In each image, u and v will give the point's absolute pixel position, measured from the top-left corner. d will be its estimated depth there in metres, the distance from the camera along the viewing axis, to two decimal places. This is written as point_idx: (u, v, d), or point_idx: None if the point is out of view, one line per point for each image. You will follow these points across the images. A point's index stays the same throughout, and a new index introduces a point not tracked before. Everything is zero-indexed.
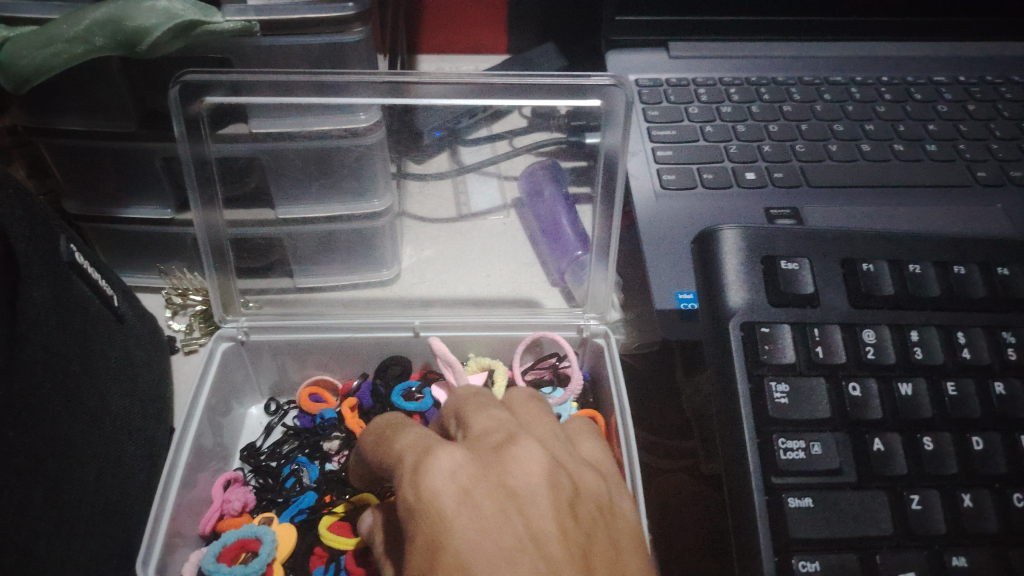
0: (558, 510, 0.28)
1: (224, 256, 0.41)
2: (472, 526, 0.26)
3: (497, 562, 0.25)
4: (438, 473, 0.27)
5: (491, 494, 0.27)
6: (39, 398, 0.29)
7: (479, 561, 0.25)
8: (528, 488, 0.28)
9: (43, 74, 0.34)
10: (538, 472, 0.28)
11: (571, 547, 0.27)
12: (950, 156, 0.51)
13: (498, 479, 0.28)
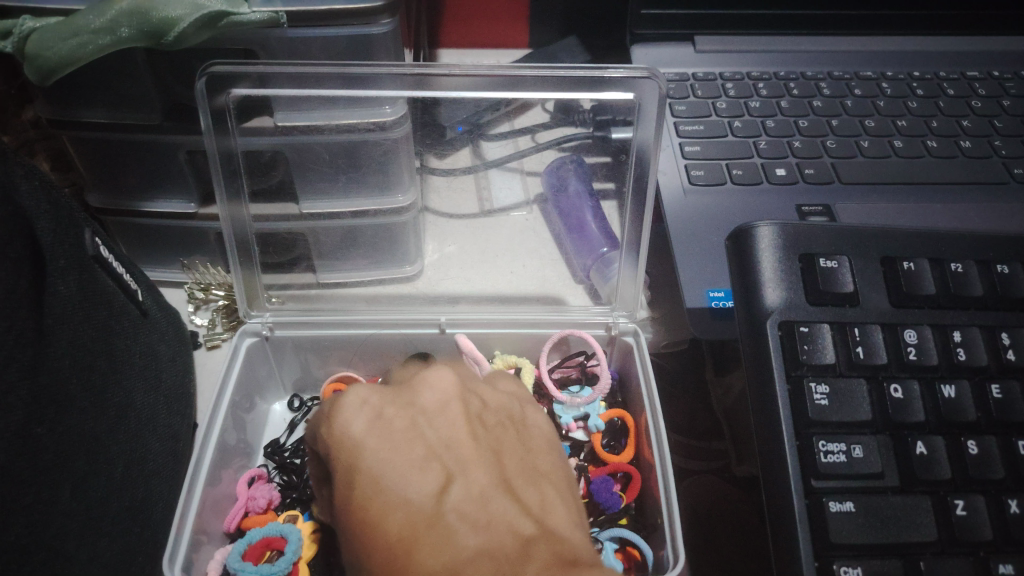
0: (463, 423, 0.31)
1: (248, 248, 0.41)
2: (381, 445, 0.29)
3: (408, 469, 0.29)
4: (344, 409, 0.31)
5: (396, 418, 0.31)
6: (65, 394, 0.29)
7: (390, 469, 0.29)
8: (432, 410, 0.32)
9: (68, 66, 0.34)
10: (443, 397, 0.32)
11: (478, 450, 0.30)
12: (985, 152, 0.50)
13: (402, 403, 0.32)
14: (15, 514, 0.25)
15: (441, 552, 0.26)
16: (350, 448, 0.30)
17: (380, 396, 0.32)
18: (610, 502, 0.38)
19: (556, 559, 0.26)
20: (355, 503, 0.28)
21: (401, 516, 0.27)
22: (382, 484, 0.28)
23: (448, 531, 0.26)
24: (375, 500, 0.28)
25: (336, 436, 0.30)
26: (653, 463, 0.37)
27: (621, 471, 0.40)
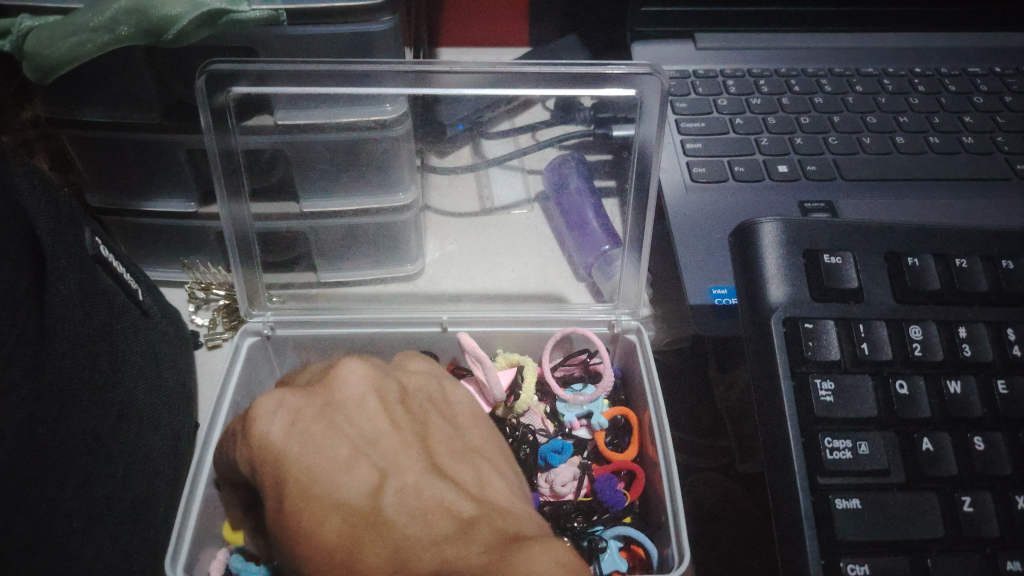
0: (385, 414, 0.32)
1: (249, 245, 0.40)
2: (303, 451, 0.29)
3: (335, 467, 0.29)
4: (260, 419, 0.31)
5: (315, 417, 0.31)
6: (66, 395, 0.29)
7: (318, 472, 0.28)
8: (351, 403, 0.32)
9: (67, 65, 0.34)
10: (361, 389, 0.33)
11: (404, 438, 0.31)
12: (987, 148, 0.50)
13: (320, 403, 0.32)
14: (18, 514, 0.25)
15: (385, 545, 0.26)
16: (272, 458, 0.29)
17: (287, 415, 0.31)
18: (615, 500, 0.38)
19: (499, 534, 0.27)
20: (281, 510, 0.28)
21: (336, 514, 0.27)
22: (311, 486, 0.28)
23: (387, 524, 0.27)
24: (306, 505, 0.27)
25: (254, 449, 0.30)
26: (657, 461, 0.37)
27: (625, 470, 0.40)
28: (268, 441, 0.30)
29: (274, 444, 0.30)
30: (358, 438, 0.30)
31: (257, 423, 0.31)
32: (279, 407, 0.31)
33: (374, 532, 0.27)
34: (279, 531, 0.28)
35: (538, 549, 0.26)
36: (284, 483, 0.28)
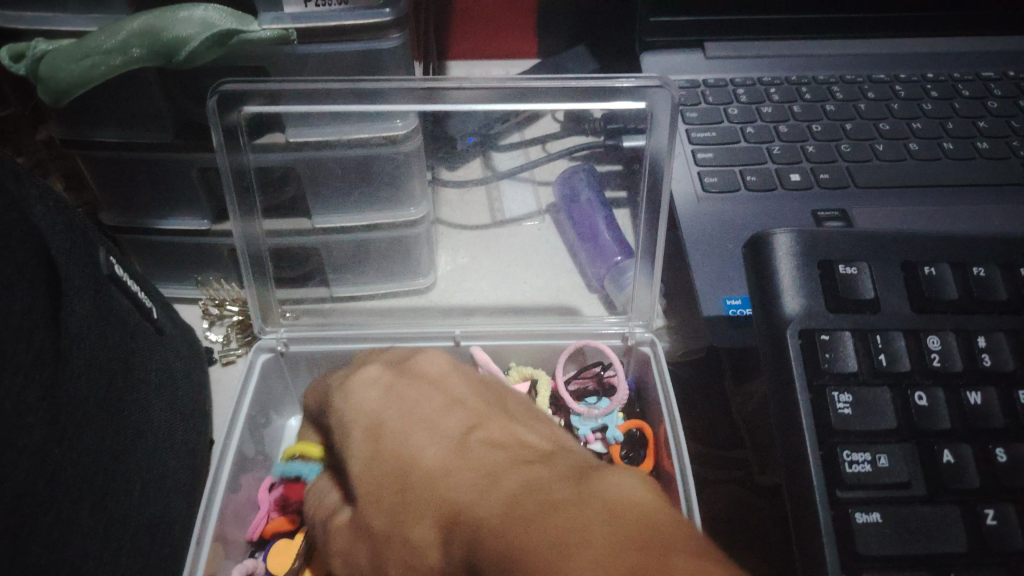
0: (464, 388, 0.37)
1: (262, 266, 0.41)
2: (390, 416, 0.34)
3: (425, 421, 0.34)
4: (360, 393, 0.36)
5: (399, 388, 0.36)
6: (83, 414, 0.29)
7: (410, 426, 0.33)
8: (437, 379, 0.37)
9: (80, 87, 0.34)
10: (440, 366, 0.38)
11: (481, 405, 0.36)
12: (1002, 153, 0.49)
13: (411, 377, 0.37)
14: (38, 533, 0.25)
15: (471, 476, 0.30)
16: (367, 418, 0.35)
17: (372, 389, 0.36)
18: None
19: (574, 465, 0.31)
20: (376, 463, 0.32)
21: (431, 460, 0.32)
22: (406, 434, 0.33)
23: (473, 459, 0.31)
24: (399, 455, 0.32)
25: (343, 420, 0.35)
26: (673, 474, 0.36)
27: None
28: (361, 408, 0.35)
29: (361, 416, 0.35)
30: (436, 403, 0.35)
31: (347, 395, 0.36)
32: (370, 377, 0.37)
33: (462, 468, 0.31)
34: (368, 480, 0.32)
35: (609, 469, 0.30)
36: (375, 440, 0.33)
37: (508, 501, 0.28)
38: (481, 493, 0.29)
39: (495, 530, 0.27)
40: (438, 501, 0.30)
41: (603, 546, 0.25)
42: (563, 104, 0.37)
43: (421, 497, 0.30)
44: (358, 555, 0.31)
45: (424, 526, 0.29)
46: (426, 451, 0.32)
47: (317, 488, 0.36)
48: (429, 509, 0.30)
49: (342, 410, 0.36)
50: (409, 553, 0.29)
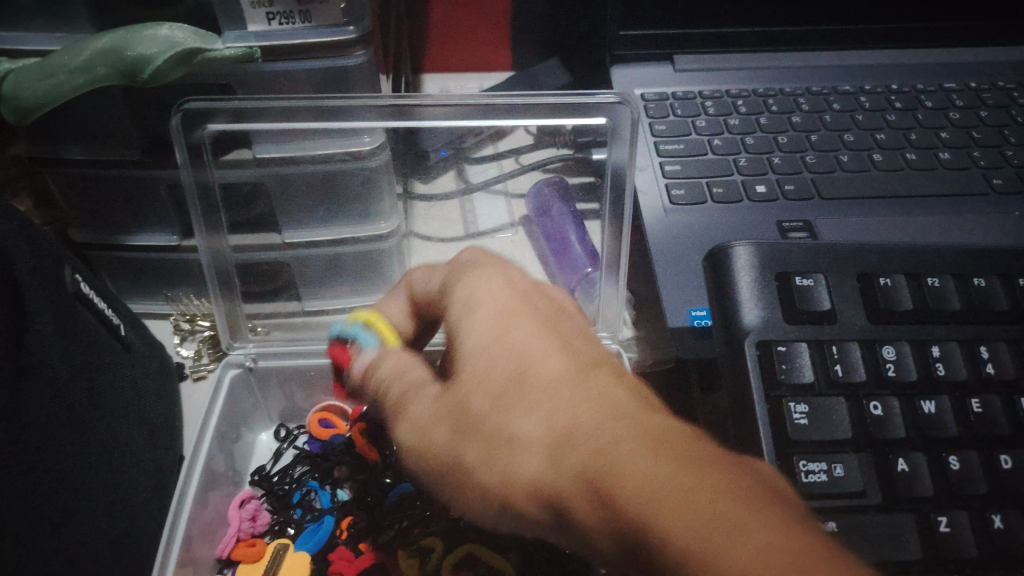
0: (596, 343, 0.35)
1: (229, 282, 0.41)
2: (509, 317, 0.34)
3: (566, 360, 0.32)
4: (506, 318, 0.34)
5: (522, 296, 0.35)
6: (45, 433, 0.29)
7: (546, 359, 0.32)
8: (574, 325, 0.35)
9: (44, 106, 0.34)
10: (580, 328, 0.35)
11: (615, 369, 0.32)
12: (963, 164, 0.50)
13: (549, 316, 0.35)
14: None
15: (593, 389, 0.30)
16: (505, 344, 0.33)
17: (490, 288, 0.35)
18: None
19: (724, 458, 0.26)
20: (485, 356, 0.33)
21: (554, 375, 0.31)
22: (541, 364, 0.32)
23: (628, 402, 0.29)
24: (518, 357, 0.32)
25: (460, 320, 0.35)
26: None
27: None
28: (476, 304, 0.35)
29: (472, 325, 0.34)
30: (544, 317, 0.34)
31: (473, 291, 0.35)
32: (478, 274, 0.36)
33: (578, 384, 0.30)
34: (478, 378, 0.32)
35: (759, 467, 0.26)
36: (494, 335, 0.33)
37: (644, 442, 0.26)
38: (597, 401, 0.29)
39: (624, 475, 0.25)
40: (551, 402, 0.30)
41: (760, 526, 0.22)
42: (546, 120, 0.39)
43: (530, 394, 0.30)
44: (445, 440, 0.32)
45: (524, 421, 0.30)
46: (540, 356, 0.32)
47: (398, 380, 0.35)
48: (539, 406, 0.30)
49: (463, 314, 0.34)
50: (503, 443, 0.30)
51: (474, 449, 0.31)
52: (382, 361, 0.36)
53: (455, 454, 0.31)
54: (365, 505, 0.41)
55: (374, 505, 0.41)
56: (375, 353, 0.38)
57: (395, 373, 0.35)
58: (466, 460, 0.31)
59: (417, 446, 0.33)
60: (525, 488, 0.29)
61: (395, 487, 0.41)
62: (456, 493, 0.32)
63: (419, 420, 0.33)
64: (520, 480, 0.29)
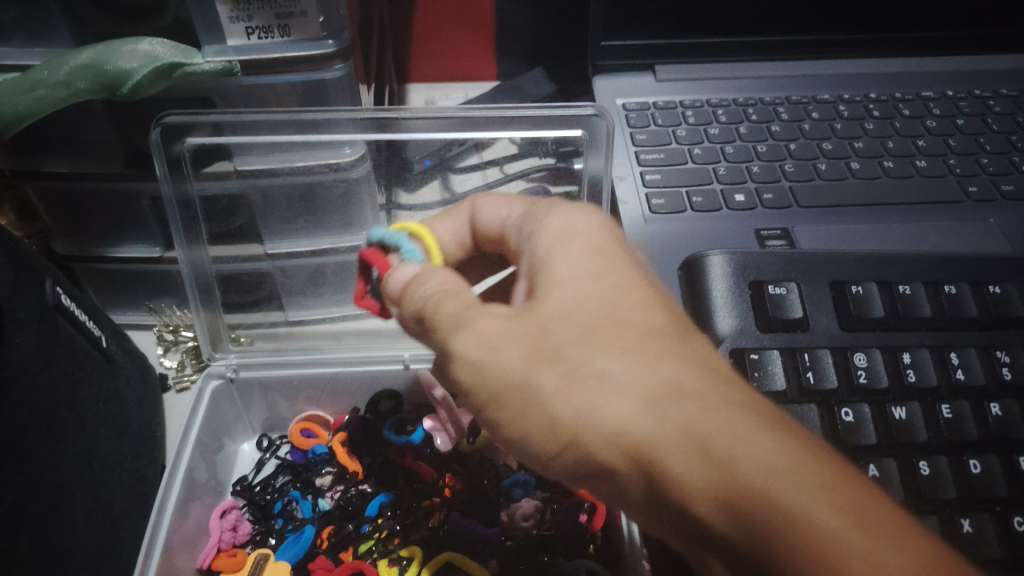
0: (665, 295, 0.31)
1: (210, 291, 0.42)
2: (607, 258, 0.30)
3: (665, 313, 0.28)
4: (602, 258, 0.29)
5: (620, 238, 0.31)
6: (23, 447, 0.29)
7: (649, 309, 0.28)
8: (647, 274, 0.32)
9: (26, 120, 0.34)
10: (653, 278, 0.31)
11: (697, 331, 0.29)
12: (940, 171, 0.51)
13: (631, 258, 0.31)
14: None
15: (696, 347, 0.27)
16: (604, 283, 0.28)
17: (589, 232, 0.31)
18: (574, 530, 0.39)
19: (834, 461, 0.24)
20: (583, 293, 0.28)
21: (660, 328, 0.27)
22: (648, 313, 0.27)
23: (735, 377, 0.26)
24: (618, 300, 0.28)
25: (554, 261, 0.30)
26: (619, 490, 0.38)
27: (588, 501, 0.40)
28: (569, 245, 0.30)
29: (566, 264, 0.29)
30: (635, 260, 0.30)
31: (557, 232, 0.31)
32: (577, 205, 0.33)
33: (685, 343, 0.27)
34: (566, 310, 0.27)
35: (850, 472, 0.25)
36: (590, 273, 0.29)
37: (748, 414, 0.24)
38: (698, 357, 0.26)
39: (743, 456, 0.22)
40: (655, 349, 0.26)
41: (894, 548, 0.21)
42: (525, 133, 0.40)
43: (630, 335, 0.26)
44: (517, 358, 0.26)
45: (618, 358, 0.25)
46: (644, 302, 0.28)
47: (449, 291, 0.29)
48: (642, 349, 0.26)
49: (552, 250, 0.30)
50: (592, 378, 0.25)
51: (555, 374, 0.26)
52: (424, 285, 0.29)
53: (523, 373, 0.26)
54: (347, 513, 0.41)
55: (355, 513, 0.41)
56: (423, 269, 0.31)
57: (449, 285, 0.29)
58: (533, 378, 0.26)
59: (471, 357, 0.27)
60: (609, 433, 0.24)
61: (375, 496, 0.42)
62: (499, 409, 0.27)
63: (481, 332, 0.27)
64: (596, 422, 0.25)
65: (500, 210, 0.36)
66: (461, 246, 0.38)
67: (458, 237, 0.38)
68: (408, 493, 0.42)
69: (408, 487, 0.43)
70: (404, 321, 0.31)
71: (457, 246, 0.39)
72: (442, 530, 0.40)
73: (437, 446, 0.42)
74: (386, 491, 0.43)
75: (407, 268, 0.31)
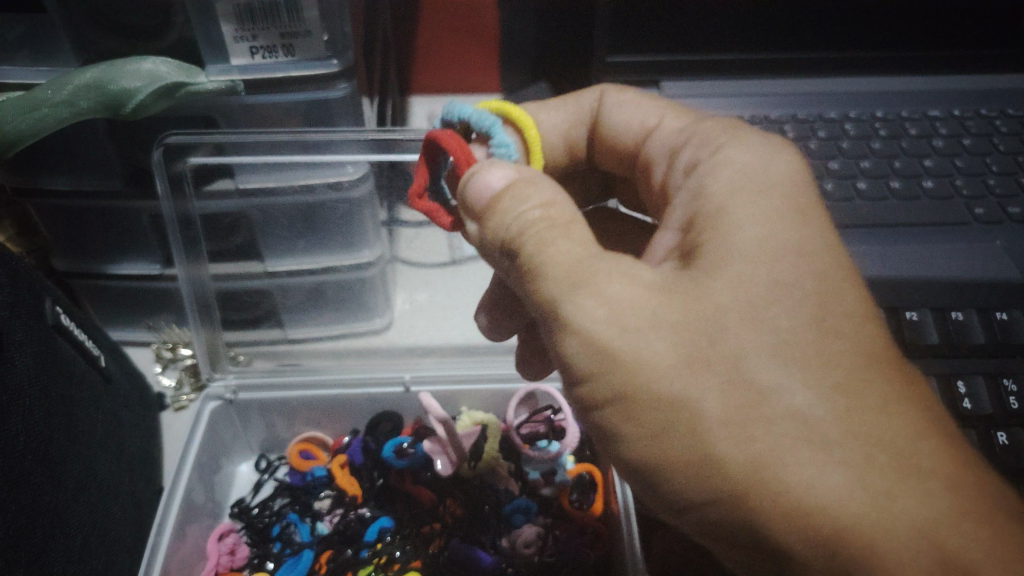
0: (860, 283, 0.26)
1: (209, 309, 0.43)
2: (795, 234, 0.25)
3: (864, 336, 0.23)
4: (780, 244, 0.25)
5: (812, 197, 0.26)
6: (20, 473, 0.29)
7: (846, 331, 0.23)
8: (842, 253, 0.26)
9: (26, 139, 0.33)
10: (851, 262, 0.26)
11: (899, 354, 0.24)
12: (947, 193, 0.51)
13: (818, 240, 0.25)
14: None
15: (901, 374, 0.23)
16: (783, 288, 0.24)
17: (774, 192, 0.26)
18: (573, 553, 0.39)
19: None
20: (769, 278, 0.24)
21: (858, 362, 0.23)
22: (845, 339, 0.23)
23: (941, 433, 0.22)
24: (805, 314, 0.23)
25: (729, 226, 0.25)
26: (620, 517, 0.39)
27: (590, 528, 0.41)
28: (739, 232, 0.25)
29: (747, 237, 0.25)
30: (827, 248, 0.25)
31: (737, 187, 0.26)
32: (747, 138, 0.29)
33: (888, 383, 0.22)
34: (744, 305, 0.23)
35: None
36: (767, 269, 0.24)
37: (960, 495, 0.21)
38: (905, 392, 0.23)
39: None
40: (857, 393, 0.22)
41: None
42: None
43: (829, 355, 0.22)
44: (675, 358, 0.22)
45: (817, 388, 0.22)
46: (844, 297, 0.24)
47: (557, 224, 0.25)
48: (845, 375, 0.22)
49: (725, 212, 0.26)
50: (774, 410, 0.21)
51: (726, 394, 0.22)
52: (533, 209, 0.25)
53: (681, 377, 0.22)
54: (347, 537, 0.41)
55: (355, 537, 0.41)
56: (521, 183, 0.26)
57: (577, 238, 0.24)
58: (691, 391, 0.22)
59: (600, 339, 0.23)
60: (792, 499, 0.21)
61: (374, 520, 0.42)
62: (626, 411, 0.23)
63: (623, 311, 0.23)
64: (776, 481, 0.21)
65: (637, 114, 0.36)
66: (566, 145, 0.39)
67: (566, 132, 0.38)
68: (408, 518, 0.42)
69: (407, 511, 0.42)
70: (494, 246, 0.26)
71: (563, 144, 0.39)
72: (443, 555, 0.40)
73: (439, 470, 0.43)
74: (385, 513, 0.42)
75: (499, 169, 0.26)
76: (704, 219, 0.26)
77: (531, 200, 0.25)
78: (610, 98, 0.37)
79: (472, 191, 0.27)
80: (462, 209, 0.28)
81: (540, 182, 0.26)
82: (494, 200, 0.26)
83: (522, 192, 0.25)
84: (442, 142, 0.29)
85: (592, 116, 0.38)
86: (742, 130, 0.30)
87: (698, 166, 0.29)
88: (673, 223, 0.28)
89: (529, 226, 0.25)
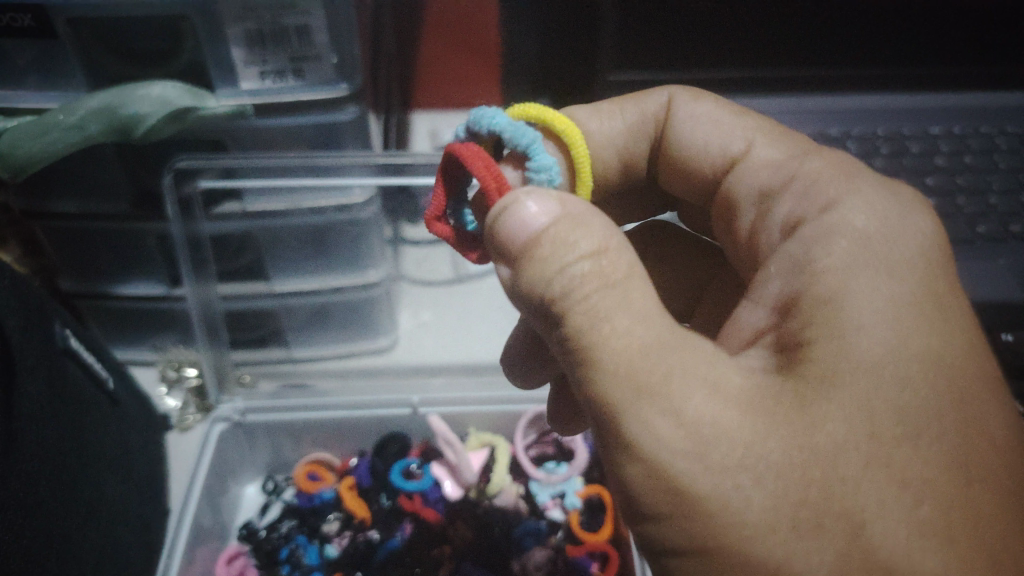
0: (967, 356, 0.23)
1: (215, 327, 0.43)
2: (909, 328, 0.23)
3: (952, 430, 0.22)
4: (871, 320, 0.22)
5: (945, 299, 0.24)
6: (34, 499, 0.29)
7: (931, 425, 0.21)
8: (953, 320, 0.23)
9: (40, 163, 0.33)
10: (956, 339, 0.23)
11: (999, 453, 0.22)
12: (948, 211, 0.51)
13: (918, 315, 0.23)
14: None
15: (1005, 483, 0.22)
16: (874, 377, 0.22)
17: (901, 292, 0.23)
18: None
19: None
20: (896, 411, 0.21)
21: (940, 461, 0.21)
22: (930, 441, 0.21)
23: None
24: (886, 403, 0.21)
25: (849, 333, 0.22)
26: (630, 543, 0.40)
27: (600, 550, 0.42)
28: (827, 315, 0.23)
29: (872, 351, 0.22)
30: (924, 320, 0.23)
31: (855, 279, 0.23)
32: (867, 209, 0.25)
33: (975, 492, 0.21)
34: (836, 398, 0.21)
35: None
36: (848, 355, 0.22)
37: None
38: (991, 498, 0.21)
39: None
40: (939, 505, 0.21)
41: None
42: None
43: (929, 467, 0.21)
44: (770, 503, 0.20)
45: (940, 559, 0.20)
46: (966, 430, 0.22)
47: (608, 281, 0.22)
48: (958, 513, 0.21)
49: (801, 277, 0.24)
50: (861, 537, 0.20)
51: (827, 542, 0.20)
52: (581, 260, 0.22)
53: (774, 521, 0.20)
54: (356, 560, 0.42)
55: (364, 558, 0.42)
56: (564, 223, 0.23)
57: (656, 347, 0.22)
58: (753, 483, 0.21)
59: (636, 405, 0.21)
60: None
61: (383, 544, 0.42)
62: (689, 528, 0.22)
63: (689, 409, 0.21)
64: None
65: (716, 136, 0.32)
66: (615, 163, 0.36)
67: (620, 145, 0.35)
68: (415, 541, 0.43)
69: (416, 533, 0.43)
70: (529, 297, 0.23)
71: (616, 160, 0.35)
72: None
73: (446, 494, 0.45)
74: (393, 537, 0.43)
75: (538, 202, 0.23)
76: (812, 309, 0.23)
77: (580, 251, 0.22)
78: (681, 106, 0.34)
79: (505, 230, 0.23)
80: (488, 241, 0.25)
81: (589, 223, 0.23)
82: (533, 244, 0.23)
83: (572, 240, 0.23)
84: (466, 162, 0.25)
85: (660, 123, 0.34)
86: (854, 193, 0.26)
87: (800, 234, 0.26)
88: (765, 300, 0.26)
89: (577, 283, 0.22)
